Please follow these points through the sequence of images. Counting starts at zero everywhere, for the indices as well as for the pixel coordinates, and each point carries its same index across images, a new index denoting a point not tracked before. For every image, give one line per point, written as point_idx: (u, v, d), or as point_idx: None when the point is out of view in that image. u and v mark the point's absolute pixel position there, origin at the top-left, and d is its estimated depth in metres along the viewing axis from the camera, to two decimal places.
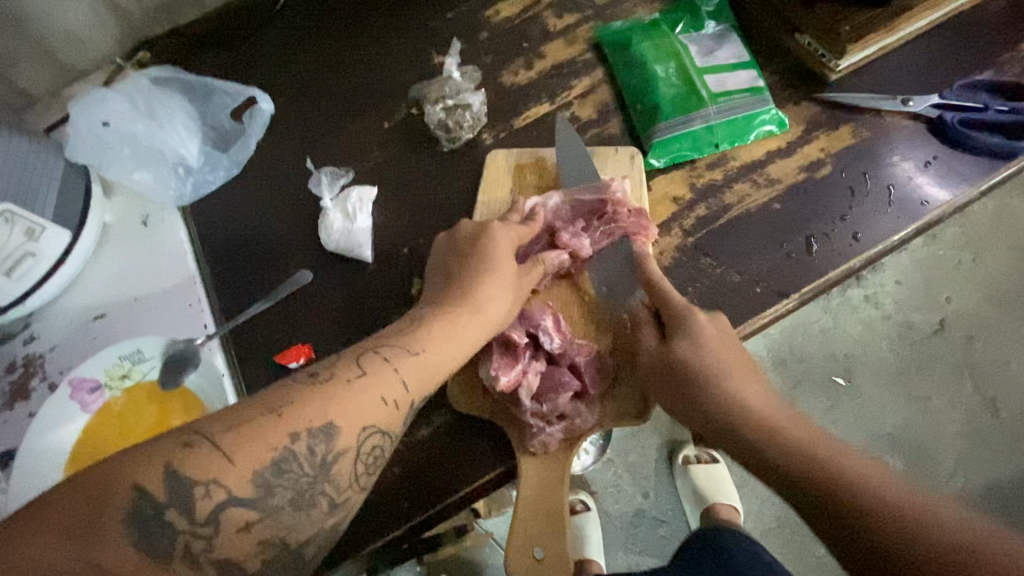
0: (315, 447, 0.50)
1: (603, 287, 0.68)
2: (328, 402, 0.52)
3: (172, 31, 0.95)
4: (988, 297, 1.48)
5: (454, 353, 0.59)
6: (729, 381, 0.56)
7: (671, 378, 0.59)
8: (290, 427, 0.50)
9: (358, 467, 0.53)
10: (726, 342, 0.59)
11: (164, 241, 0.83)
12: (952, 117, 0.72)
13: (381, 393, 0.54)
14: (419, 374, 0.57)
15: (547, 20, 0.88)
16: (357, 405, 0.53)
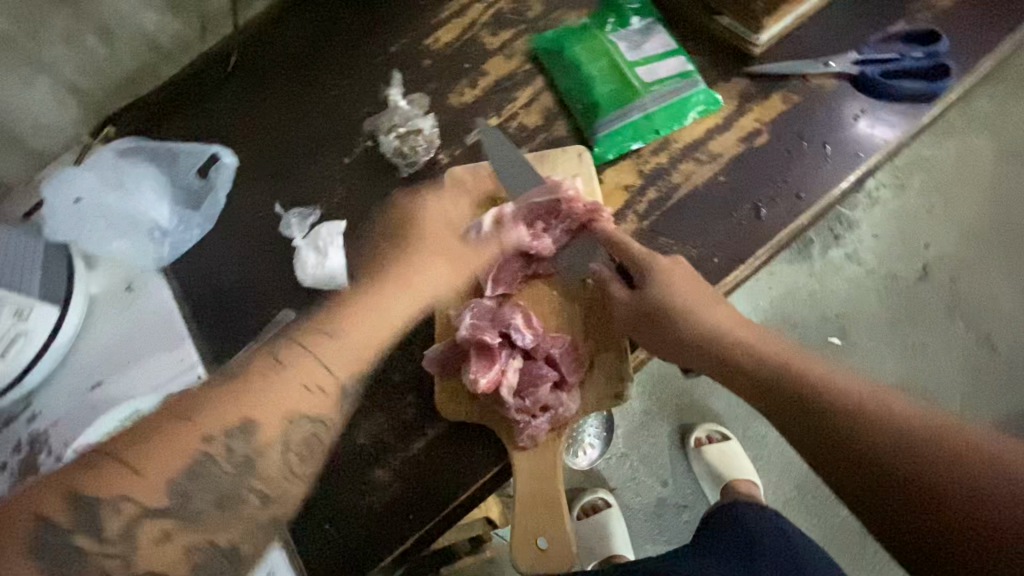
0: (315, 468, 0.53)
1: (568, 279, 0.71)
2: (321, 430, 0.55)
3: (134, 103, 0.99)
4: (964, 236, 1.51)
5: (378, 330, 0.60)
6: (694, 309, 0.63)
7: (644, 319, 0.64)
8: (215, 431, 0.50)
9: None
10: (688, 279, 0.65)
11: (149, 303, 0.86)
12: (873, 71, 0.76)
13: (296, 382, 0.55)
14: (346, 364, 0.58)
15: (484, 39, 0.93)
16: (273, 395, 0.53)
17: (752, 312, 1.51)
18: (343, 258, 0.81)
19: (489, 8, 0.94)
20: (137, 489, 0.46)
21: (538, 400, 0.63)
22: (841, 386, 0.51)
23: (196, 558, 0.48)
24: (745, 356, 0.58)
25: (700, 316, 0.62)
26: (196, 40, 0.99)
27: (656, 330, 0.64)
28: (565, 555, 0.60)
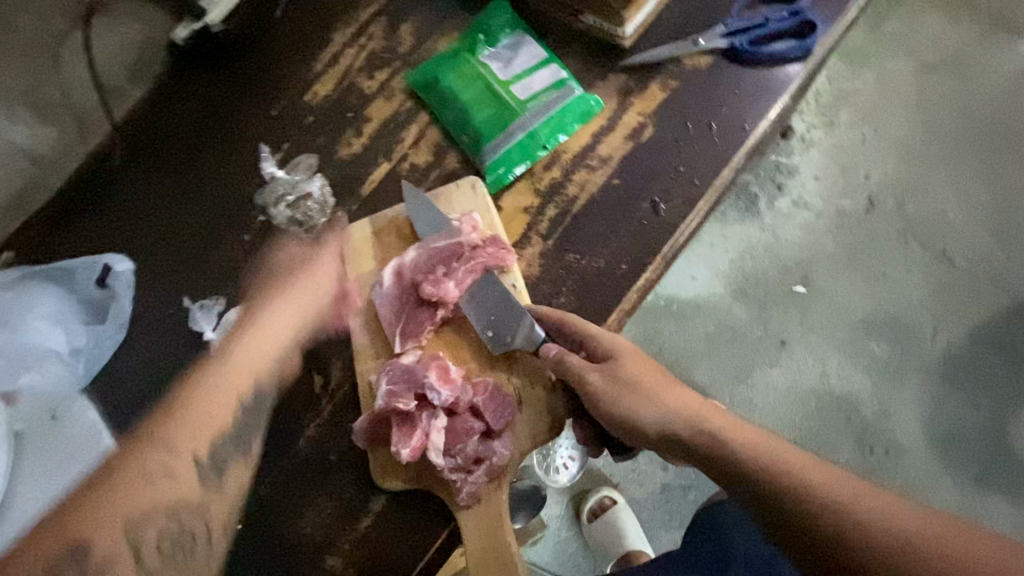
0: None
1: (483, 326, 0.67)
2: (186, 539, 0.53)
3: (24, 222, 0.94)
4: (900, 160, 1.51)
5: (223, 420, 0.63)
6: (658, 394, 0.61)
7: (618, 398, 0.61)
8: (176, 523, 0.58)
9: None
10: (646, 358, 0.64)
11: (76, 431, 0.83)
12: (740, 41, 0.75)
13: (140, 474, 0.58)
14: (262, 367, 0.66)
15: (362, 84, 0.90)
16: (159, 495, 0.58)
17: (714, 279, 1.49)
18: None
19: (362, 51, 0.92)
20: (71, 539, 0.55)
21: (468, 455, 0.61)
22: (830, 485, 0.51)
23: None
24: (731, 450, 0.56)
25: (674, 405, 0.60)
26: (75, 144, 0.95)
27: (611, 414, 0.61)
28: None
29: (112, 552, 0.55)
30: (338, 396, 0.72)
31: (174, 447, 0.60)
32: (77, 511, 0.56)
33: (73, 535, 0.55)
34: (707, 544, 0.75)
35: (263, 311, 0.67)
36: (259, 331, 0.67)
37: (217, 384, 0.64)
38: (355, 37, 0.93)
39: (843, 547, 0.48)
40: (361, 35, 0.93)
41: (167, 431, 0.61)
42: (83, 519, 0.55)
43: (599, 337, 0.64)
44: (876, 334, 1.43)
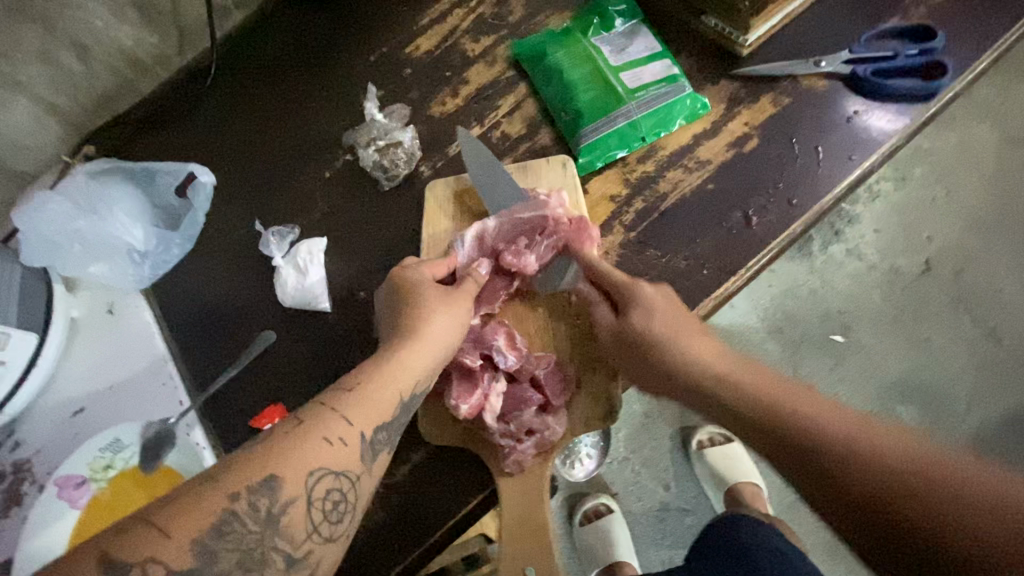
0: (259, 502, 0.46)
1: (552, 290, 0.68)
2: (287, 458, 0.49)
3: (114, 120, 0.98)
4: (969, 229, 1.47)
5: (394, 390, 0.57)
6: (679, 342, 0.60)
7: (621, 344, 0.63)
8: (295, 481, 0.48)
9: (316, 515, 0.49)
10: (675, 306, 0.62)
11: (130, 328, 0.85)
12: (864, 70, 0.73)
13: (327, 434, 0.51)
14: (421, 362, 0.59)
15: (465, 46, 0.90)
16: (304, 452, 0.49)
17: (751, 312, 1.48)
18: (324, 274, 0.80)
19: (471, 13, 0.92)
20: (260, 474, 0.47)
21: (522, 424, 0.62)
22: (871, 439, 0.45)
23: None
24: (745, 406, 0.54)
25: (689, 354, 0.60)
26: (174, 54, 0.96)
27: (629, 370, 0.62)
28: None
29: (293, 497, 0.48)
30: None
31: (338, 415, 0.53)
32: (272, 449, 0.49)
33: (214, 471, 0.47)
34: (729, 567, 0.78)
35: (431, 308, 0.62)
36: (425, 324, 0.61)
37: (380, 360, 0.58)
38: None
39: (832, 459, 0.46)
40: None
41: (327, 397, 0.54)
42: (227, 479, 0.46)
43: (616, 288, 0.64)
44: (908, 399, 1.40)
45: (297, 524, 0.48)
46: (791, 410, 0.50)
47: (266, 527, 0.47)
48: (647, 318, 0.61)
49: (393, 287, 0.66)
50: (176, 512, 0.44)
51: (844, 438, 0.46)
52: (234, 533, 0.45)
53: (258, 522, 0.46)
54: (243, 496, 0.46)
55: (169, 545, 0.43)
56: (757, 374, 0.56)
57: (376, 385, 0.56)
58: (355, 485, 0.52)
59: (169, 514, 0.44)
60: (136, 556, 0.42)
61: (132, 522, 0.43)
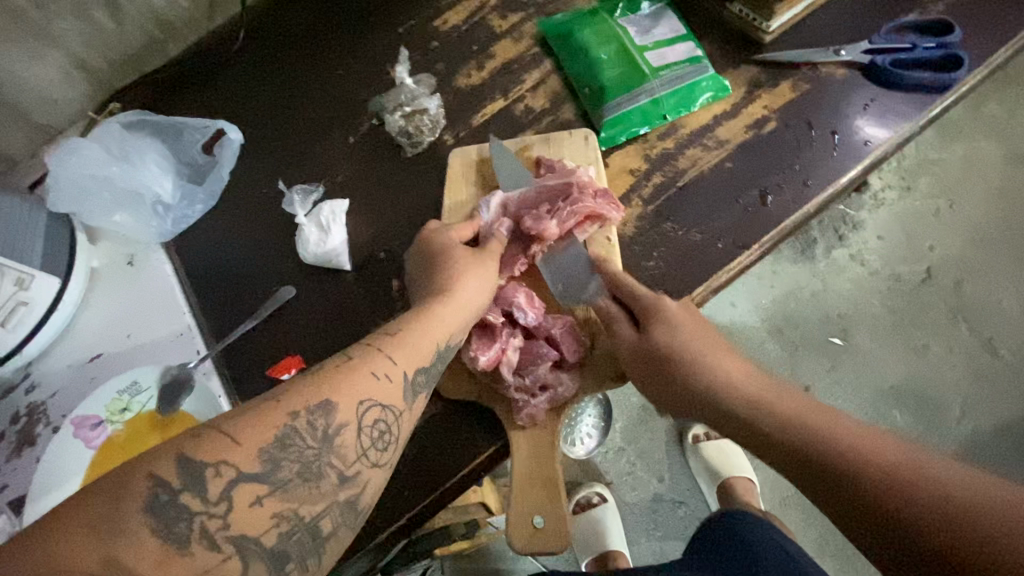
0: (315, 421, 0.49)
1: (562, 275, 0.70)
2: (335, 386, 0.51)
3: (140, 80, 0.99)
4: (970, 240, 1.50)
5: (433, 336, 0.59)
6: (702, 360, 0.59)
7: (655, 367, 0.61)
8: (342, 404, 0.50)
9: (363, 441, 0.51)
10: (693, 322, 0.62)
11: (150, 278, 0.86)
12: (883, 60, 0.75)
13: (374, 370, 0.54)
14: (457, 314, 0.61)
15: (492, 22, 0.91)
16: (353, 384, 0.52)
17: (752, 311, 1.50)
18: (344, 235, 0.80)
19: None
20: (317, 398, 0.50)
21: (537, 379, 0.64)
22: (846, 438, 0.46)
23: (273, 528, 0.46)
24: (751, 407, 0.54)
25: (710, 371, 0.58)
26: (204, 18, 0.98)
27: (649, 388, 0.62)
28: (561, 536, 0.60)
29: (345, 423, 0.50)
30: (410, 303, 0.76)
31: (387, 355, 0.55)
32: (325, 376, 0.51)
33: (275, 394, 0.49)
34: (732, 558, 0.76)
35: (466, 267, 0.65)
36: (464, 277, 0.64)
37: (427, 307, 0.60)
38: None
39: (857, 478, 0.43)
40: None
41: (376, 338, 0.57)
42: (286, 397, 0.49)
43: (644, 308, 0.63)
44: (902, 403, 1.42)
45: (350, 447, 0.50)
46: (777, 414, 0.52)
47: (324, 444, 0.49)
48: (668, 336, 0.61)
49: (429, 243, 0.68)
50: (243, 422, 0.47)
51: (893, 451, 0.43)
52: (296, 448, 0.48)
53: (315, 440, 0.49)
54: (303, 415, 0.48)
55: (240, 450, 0.46)
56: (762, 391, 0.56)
57: (417, 331, 0.58)
58: (399, 419, 0.54)
59: (239, 424, 0.47)
60: (212, 458, 0.45)
61: (203, 430, 0.46)
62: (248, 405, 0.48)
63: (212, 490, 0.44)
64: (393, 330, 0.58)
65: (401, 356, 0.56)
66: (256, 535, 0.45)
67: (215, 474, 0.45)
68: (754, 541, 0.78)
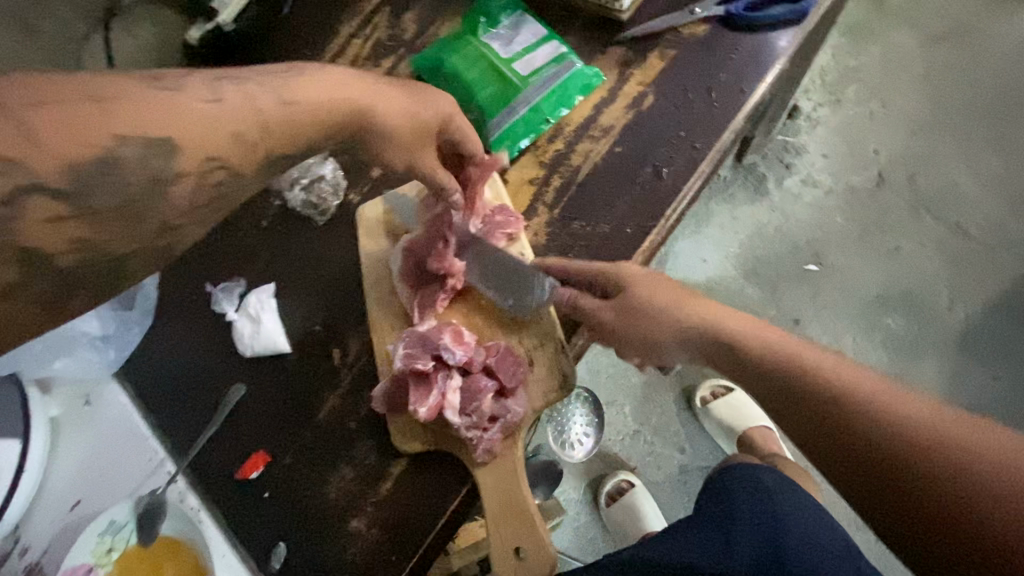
0: (148, 158, 0.43)
1: (509, 299, 0.69)
2: (169, 111, 0.44)
3: None
4: (910, 132, 1.49)
5: (324, 120, 0.52)
6: (682, 306, 0.60)
7: (633, 325, 0.62)
8: (173, 121, 0.44)
9: (198, 195, 0.47)
10: (662, 278, 0.63)
11: (108, 412, 0.83)
12: (737, 8, 0.76)
13: (235, 129, 0.47)
14: (359, 110, 0.55)
15: (369, 72, 0.92)
16: (195, 126, 0.45)
17: (723, 262, 1.46)
18: (277, 319, 0.79)
19: (368, 40, 0.94)
20: (154, 128, 0.44)
21: (483, 413, 0.65)
22: (848, 381, 0.48)
23: (67, 296, 0.44)
24: (746, 347, 0.55)
25: (691, 315, 0.59)
26: None
27: (639, 343, 0.62)
28: (543, 560, 0.62)
29: (186, 172, 0.46)
30: (356, 369, 0.76)
31: (259, 116, 0.48)
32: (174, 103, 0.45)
33: (100, 94, 0.42)
34: (714, 506, 0.69)
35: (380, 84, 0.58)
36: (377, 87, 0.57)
37: (343, 100, 0.53)
38: (360, 26, 0.94)
39: (849, 431, 0.46)
40: (365, 26, 0.94)
41: (270, 84, 0.50)
42: (137, 103, 0.43)
43: (601, 276, 0.65)
44: (893, 308, 1.40)
45: (182, 196, 0.47)
46: (762, 351, 0.53)
47: (149, 185, 0.44)
48: (629, 293, 0.62)
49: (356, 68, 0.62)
50: (49, 116, 0.40)
51: (943, 437, 0.41)
52: (114, 181, 0.43)
53: (143, 180, 0.44)
54: (130, 142, 0.43)
55: (40, 154, 0.40)
56: (753, 324, 0.56)
57: (301, 109, 0.51)
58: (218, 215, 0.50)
59: (38, 116, 0.40)
60: None
61: None
62: (64, 89, 0.41)
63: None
64: (278, 89, 0.50)
65: (263, 120, 0.48)
66: (49, 253, 0.41)
67: (1, 173, 0.39)
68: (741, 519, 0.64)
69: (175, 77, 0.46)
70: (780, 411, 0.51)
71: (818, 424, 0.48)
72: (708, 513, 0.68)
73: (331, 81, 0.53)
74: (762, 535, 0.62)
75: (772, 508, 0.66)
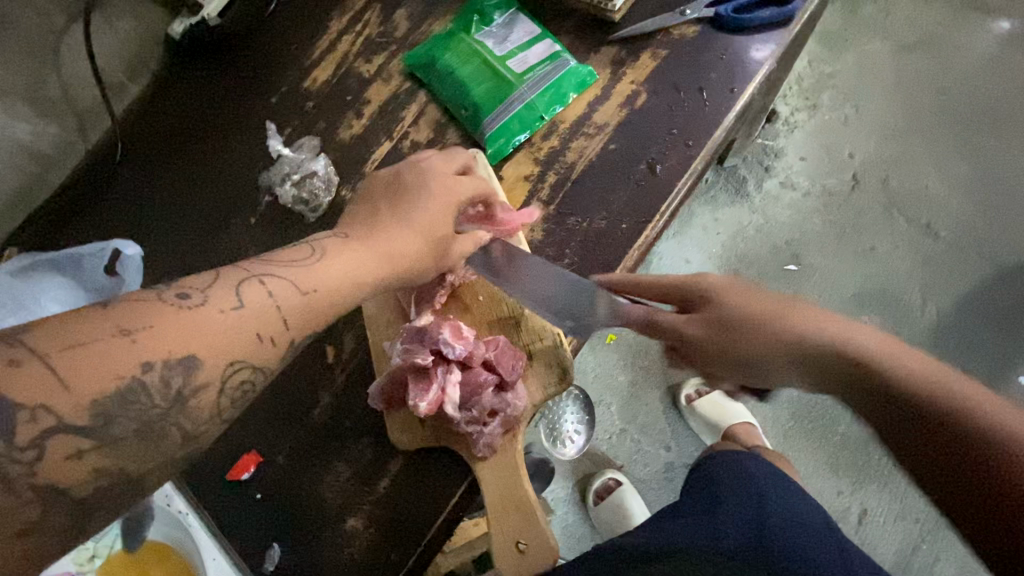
0: (171, 377, 0.43)
1: (569, 321, 0.67)
2: (188, 329, 0.44)
3: (31, 216, 0.92)
4: (884, 137, 1.54)
5: (343, 290, 0.53)
6: (792, 320, 0.52)
7: (726, 343, 0.55)
8: (192, 339, 0.44)
9: (224, 401, 0.46)
10: (762, 291, 0.56)
11: None
12: (726, 10, 0.78)
13: (261, 329, 0.47)
14: (370, 270, 0.54)
15: (360, 69, 0.91)
16: (220, 338, 0.45)
17: (706, 262, 1.49)
18: None
19: (359, 37, 0.93)
20: (179, 350, 0.43)
21: (484, 408, 0.65)
22: (1014, 424, 0.39)
23: (90, 517, 0.42)
24: (876, 365, 0.47)
25: (803, 328, 0.52)
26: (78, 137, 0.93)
27: (737, 360, 0.55)
28: (545, 553, 0.63)
29: (207, 382, 0.44)
30: (352, 366, 0.74)
31: (281, 313, 0.49)
32: (198, 316, 0.45)
33: (129, 325, 0.43)
34: (702, 490, 0.71)
35: (389, 230, 0.57)
36: (387, 237, 0.57)
37: (358, 269, 0.54)
38: (351, 22, 0.93)
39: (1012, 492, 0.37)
40: (357, 21, 0.93)
41: (289, 276, 0.50)
42: (164, 326, 0.43)
43: (685, 288, 0.59)
44: (869, 306, 1.45)
45: (205, 406, 0.45)
46: (891, 372, 0.46)
47: (172, 403, 0.43)
48: (723, 306, 0.56)
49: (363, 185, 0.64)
50: (75, 359, 0.40)
51: None
52: (140, 404, 0.42)
53: (165, 399, 0.43)
54: (157, 367, 0.42)
55: (67, 397, 0.39)
56: (883, 342, 0.48)
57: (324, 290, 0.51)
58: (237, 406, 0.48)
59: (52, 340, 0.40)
60: None
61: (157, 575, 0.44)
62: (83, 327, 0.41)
63: (19, 437, 0.38)
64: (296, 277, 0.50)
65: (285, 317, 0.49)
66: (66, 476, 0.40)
67: (29, 419, 0.38)
68: (728, 498, 0.67)
69: (199, 291, 0.46)
70: (915, 453, 0.43)
71: (955, 472, 0.40)
72: (697, 497, 0.70)
73: (345, 253, 0.54)
74: (750, 518, 0.64)
75: (755, 490, 0.68)
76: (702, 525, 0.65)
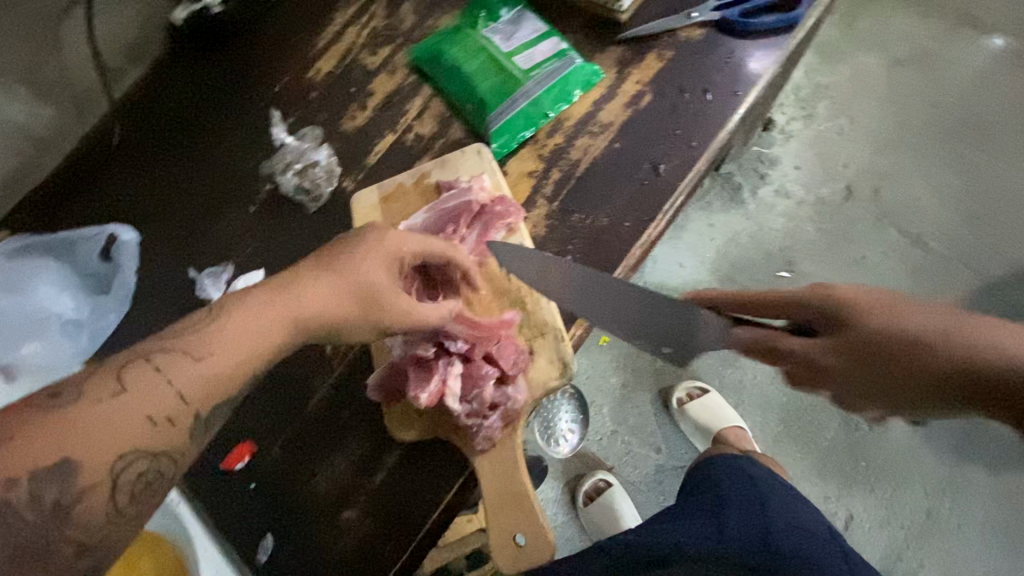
0: (52, 488, 0.42)
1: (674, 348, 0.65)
2: (71, 429, 0.43)
3: (23, 198, 0.90)
4: (878, 148, 1.57)
5: (251, 357, 0.51)
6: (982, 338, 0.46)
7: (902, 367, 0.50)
8: (80, 439, 0.43)
9: (120, 500, 0.44)
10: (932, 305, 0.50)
11: None
12: (732, 14, 0.78)
13: (150, 412, 0.46)
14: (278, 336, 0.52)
15: (365, 60, 0.91)
16: (102, 435, 0.44)
17: (700, 267, 1.50)
18: None
19: (364, 29, 0.93)
20: (50, 457, 0.42)
21: (484, 401, 0.65)
22: None
23: None
24: None
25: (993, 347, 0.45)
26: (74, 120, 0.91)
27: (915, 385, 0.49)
28: (542, 549, 0.63)
29: (92, 484, 0.43)
30: (350, 357, 0.74)
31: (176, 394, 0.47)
32: (90, 413, 0.44)
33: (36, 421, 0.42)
34: (703, 490, 0.73)
35: (309, 290, 0.55)
36: (305, 299, 0.54)
37: (263, 338, 0.52)
38: (357, 14, 0.93)
39: None
40: (363, 13, 0.93)
41: (178, 351, 0.49)
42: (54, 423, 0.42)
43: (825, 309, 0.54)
44: None
45: (95, 511, 0.44)
46: None
47: (58, 509, 0.42)
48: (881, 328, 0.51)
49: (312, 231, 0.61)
50: None
51: None
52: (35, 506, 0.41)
53: (38, 514, 0.42)
54: (26, 481, 0.41)
55: None
56: None
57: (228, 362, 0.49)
58: (180, 466, 0.48)
59: None
60: None
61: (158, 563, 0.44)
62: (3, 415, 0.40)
63: None
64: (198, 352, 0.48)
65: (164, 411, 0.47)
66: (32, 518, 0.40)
67: None
68: (730, 499, 0.69)
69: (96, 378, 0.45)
70: None
71: None
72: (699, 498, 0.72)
73: (257, 317, 0.52)
74: (752, 521, 0.66)
75: (757, 494, 0.70)
76: (703, 524, 0.67)
